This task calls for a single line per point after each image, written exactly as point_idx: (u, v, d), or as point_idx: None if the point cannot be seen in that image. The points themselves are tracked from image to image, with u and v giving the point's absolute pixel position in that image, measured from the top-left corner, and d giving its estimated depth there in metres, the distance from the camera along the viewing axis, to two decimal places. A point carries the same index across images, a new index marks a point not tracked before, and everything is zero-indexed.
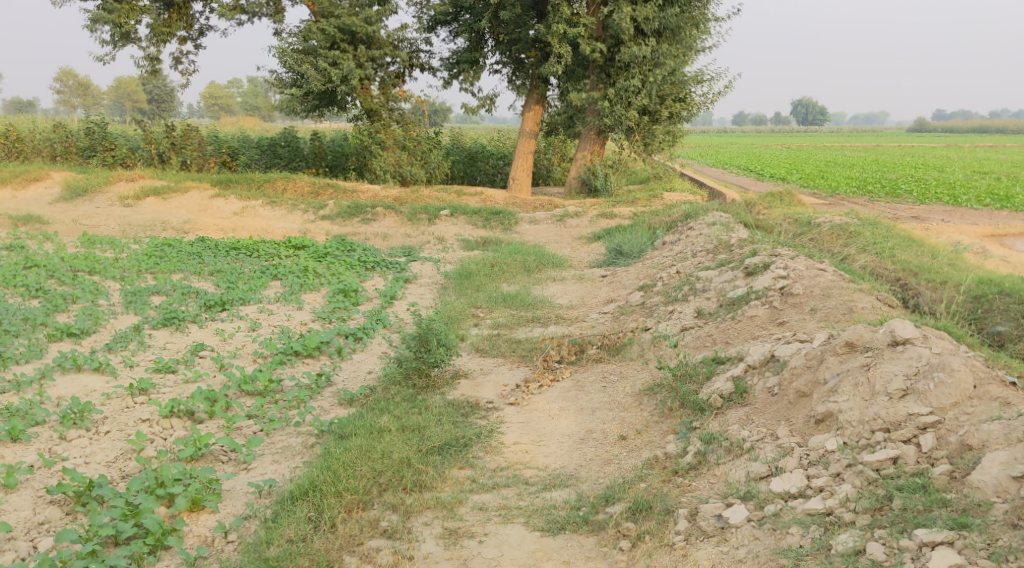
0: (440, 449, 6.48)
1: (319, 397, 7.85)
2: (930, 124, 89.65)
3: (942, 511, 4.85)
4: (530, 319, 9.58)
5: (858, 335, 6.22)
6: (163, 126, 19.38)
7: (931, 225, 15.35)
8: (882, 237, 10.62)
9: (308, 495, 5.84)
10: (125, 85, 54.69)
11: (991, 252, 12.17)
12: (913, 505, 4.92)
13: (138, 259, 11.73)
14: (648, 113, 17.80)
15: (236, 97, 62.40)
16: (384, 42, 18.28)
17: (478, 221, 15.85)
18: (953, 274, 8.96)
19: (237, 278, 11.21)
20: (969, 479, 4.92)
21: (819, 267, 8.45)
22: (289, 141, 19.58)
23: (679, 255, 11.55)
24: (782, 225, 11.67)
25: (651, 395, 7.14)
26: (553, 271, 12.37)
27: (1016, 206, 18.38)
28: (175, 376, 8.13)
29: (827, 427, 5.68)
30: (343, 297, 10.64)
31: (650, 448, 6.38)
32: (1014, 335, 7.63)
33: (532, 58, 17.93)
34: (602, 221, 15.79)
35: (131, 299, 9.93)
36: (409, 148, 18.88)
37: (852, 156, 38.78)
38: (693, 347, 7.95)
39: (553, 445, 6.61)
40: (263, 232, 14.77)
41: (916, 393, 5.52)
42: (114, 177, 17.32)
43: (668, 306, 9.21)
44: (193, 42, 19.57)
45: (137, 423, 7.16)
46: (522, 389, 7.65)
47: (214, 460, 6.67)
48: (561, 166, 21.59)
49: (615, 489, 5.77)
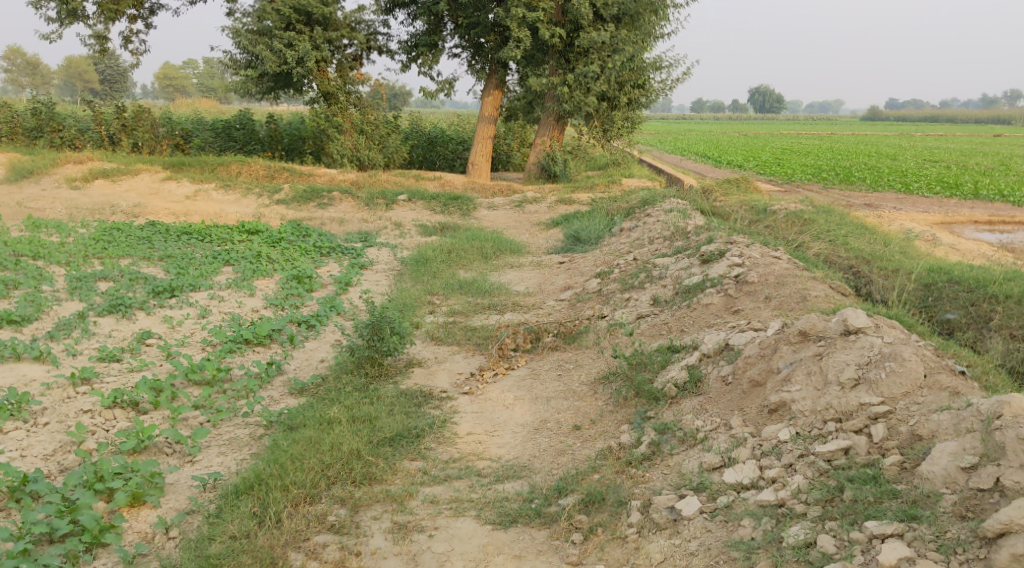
0: (391, 440, 6.36)
1: (268, 387, 7.67)
2: (884, 113, 90.97)
3: (892, 502, 4.84)
4: (486, 306, 9.47)
5: (811, 324, 6.20)
6: (114, 107, 18.90)
7: (883, 212, 15.51)
8: (836, 224, 10.67)
9: (254, 488, 5.69)
10: (76, 64, 53.49)
11: (941, 240, 12.34)
12: (863, 496, 4.91)
13: (85, 244, 11.40)
14: (608, 99, 17.74)
15: (191, 77, 61.29)
16: (341, 24, 17.95)
17: (436, 206, 15.68)
18: (905, 262, 9.02)
19: (188, 264, 10.94)
20: (919, 470, 4.91)
21: (774, 256, 8.47)
22: (244, 124, 19.22)
23: (636, 242, 11.51)
24: (739, 212, 11.69)
25: (606, 384, 7.09)
26: (511, 257, 12.28)
27: (966, 194, 18.68)
28: (120, 365, 7.89)
29: (780, 417, 5.66)
30: (297, 283, 10.44)
31: (604, 438, 6.32)
32: (963, 324, 7.71)
33: (491, 42, 17.70)
34: (561, 207, 15.70)
35: (76, 285, 9.63)
36: (366, 132, 18.58)
37: (807, 144, 39.16)
38: (649, 335, 7.91)
39: (507, 435, 6.52)
40: (216, 217, 14.46)
41: (868, 382, 5.51)
42: (61, 160, 16.87)
43: (624, 293, 9.15)
44: (143, 21, 19.09)
45: (78, 414, 6.94)
46: (477, 378, 7.55)
47: (158, 452, 6.48)
48: (521, 151, 21.47)
49: (568, 480, 5.70)
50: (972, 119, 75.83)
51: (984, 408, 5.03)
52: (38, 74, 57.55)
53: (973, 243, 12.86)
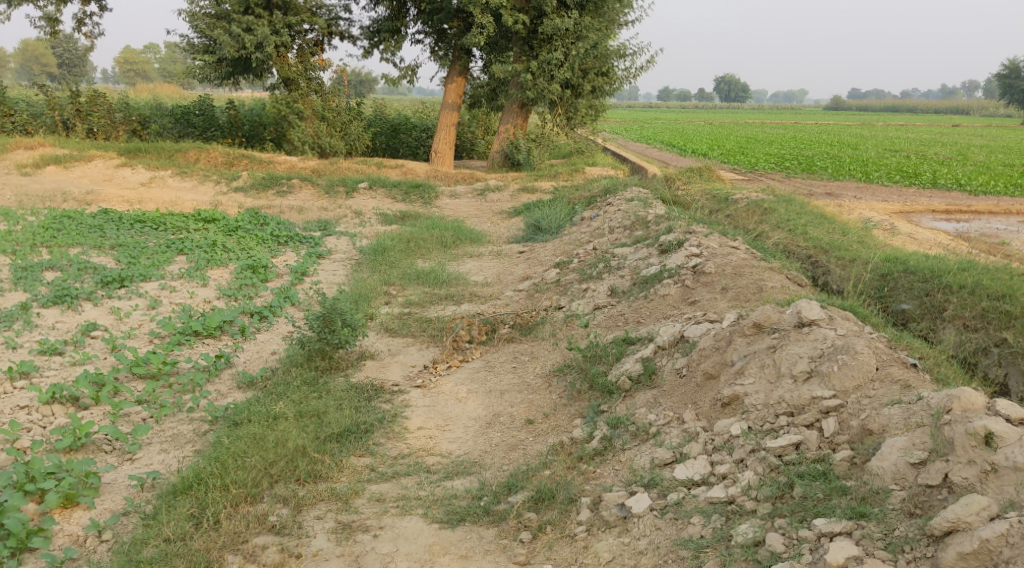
0: (339, 436, 6.18)
1: (216, 380, 7.42)
2: (846, 103, 91.81)
3: (841, 500, 4.78)
4: (443, 297, 9.29)
5: (765, 316, 6.11)
6: (68, 91, 18.41)
7: (843, 201, 15.54)
8: (796, 214, 10.64)
9: (193, 488, 5.53)
10: (34, 48, 52.60)
11: (899, 229, 12.39)
12: (813, 494, 4.85)
13: (33, 232, 11.04)
14: (571, 87, 17.59)
15: (153, 62, 60.28)
16: (301, 9, 17.56)
17: (397, 194, 15.45)
18: (862, 252, 9.00)
19: (139, 253, 10.64)
20: (869, 466, 4.85)
21: (732, 246, 8.42)
22: (204, 110, 18.73)
23: (597, 231, 11.39)
24: (700, 201, 11.64)
25: (560, 376, 6.97)
26: (471, 246, 12.11)
27: (924, 183, 18.85)
28: (61, 359, 7.61)
29: (733, 410, 5.57)
30: (251, 273, 10.20)
31: (556, 432, 6.20)
32: (917, 314, 7.71)
33: (455, 28, 17.47)
34: (523, 195, 15.54)
35: (21, 275, 9.30)
36: (329, 119, 18.29)
37: (771, 134, 39.43)
38: (605, 326, 7.81)
39: (458, 430, 6.38)
40: (172, 204, 14.10)
41: (820, 375, 5.44)
42: (12, 146, 16.41)
43: (583, 284, 9.02)
44: (98, 3, 18.60)
45: (15, 410, 6.69)
46: (430, 371, 7.39)
47: (97, 450, 6.27)
48: (484, 139, 21.27)
49: (518, 477, 5.58)
50: (932, 109, 76.82)
51: (934, 402, 4.97)
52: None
53: (930, 233, 12.93)
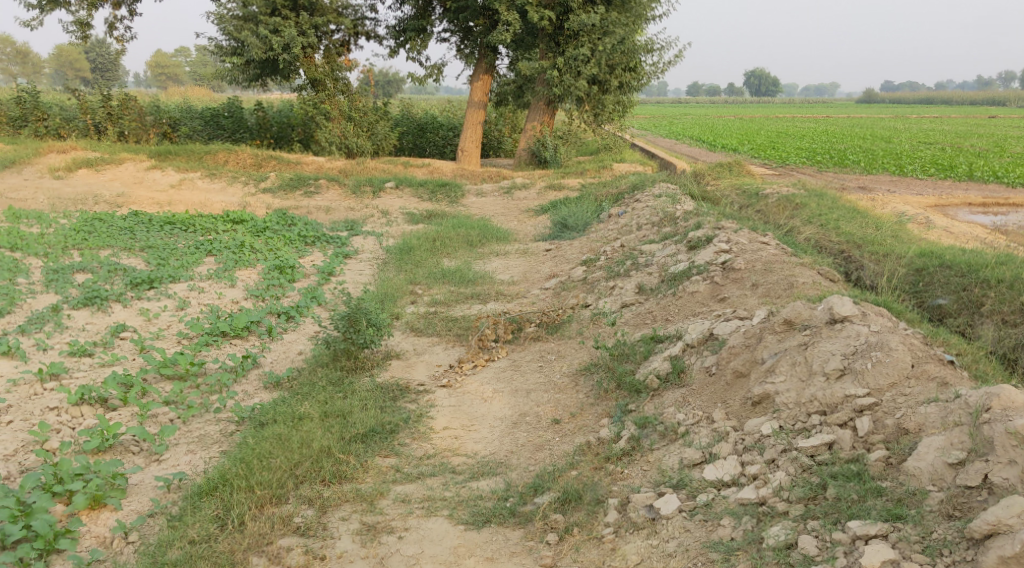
0: (364, 436, 6.14)
1: (242, 381, 7.42)
2: (879, 96, 90.57)
3: (877, 501, 4.64)
4: (469, 295, 9.24)
5: (796, 313, 5.98)
6: (99, 95, 18.58)
7: (877, 195, 15.29)
8: (828, 208, 10.46)
9: (218, 489, 5.52)
10: (67, 54, 53.50)
11: (935, 223, 12.18)
12: (847, 495, 4.72)
13: (65, 234, 11.13)
14: (598, 83, 17.53)
15: (184, 66, 60.82)
16: (328, 9, 17.56)
17: (424, 193, 15.41)
18: (896, 246, 8.81)
19: (169, 254, 10.68)
20: (905, 467, 4.71)
21: (762, 241, 8.29)
22: (233, 112, 18.88)
23: (625, 227, 11.28)
24: (730, 197, 11.49)
25: (587, 375, 6.88)
26: (498, 245, 12.04)
27: (960, 175, 18.52)
28: (91, 360, 7.64)
29: (763, 409, 5.46)
30: (279, 274, 10.20)
31: (583, 432, 6.11)
32: (955, 310, 7.52)
33: (481, 26, 17.39)
34: (550, 193, 15.44)
35: (53, 277, 9.36)
36: (355, 119, 18.32)
37: (803, 128, 39.03)
38: (633, 324, 7.71)
39: (484, 430, 6.32)
40: (201, 205, 14.17)
41: (853, 373, 5.31)
42: (45, 149, 16.58)
43: (610, 281, 8.92)
44: (128, 8, 18.75)
45: (44, 412, 6.72)
46: (455, 370, 7.33)
47: (124, 451, 6.28)
48: (511, 137, 21.21)
49: (544, 477, 5.51)
50: (968, 100, 75.74)
51: (973, 400, 4.83)
52: (29, 62, 57.54)
53: (966, 226, 12.69)
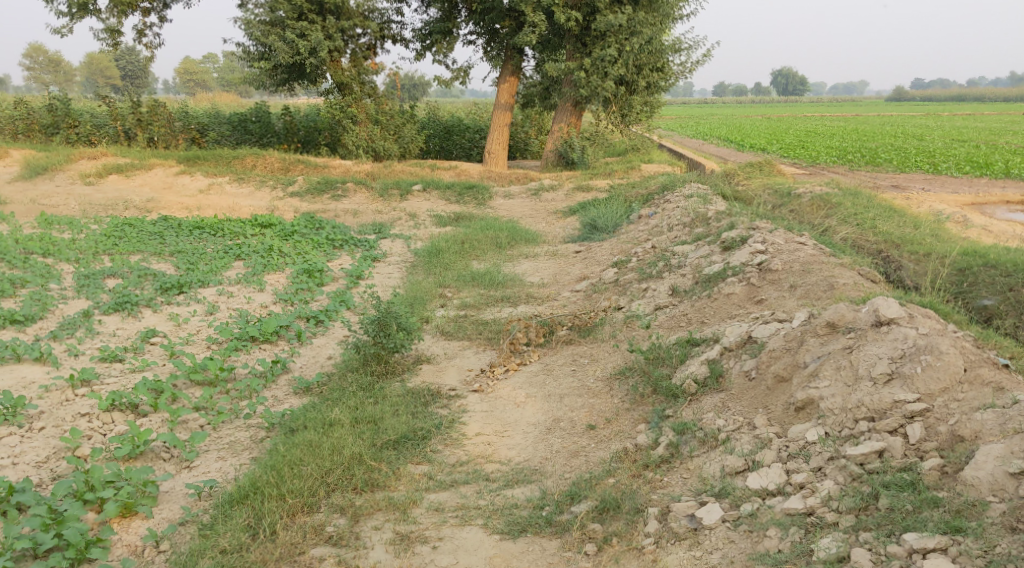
0: (395, 443, 6.05)
1: (272, 387, 7.36)
2: (908, 94, 89.33)
3: (933, 512, 4.48)
4: (499, 298, 9.11)
5: (840, 315, 5.81)
6: (129, 101, 18.67)
7: (912, 194, 15.01)
8: (864, 207, 10.23)
9: (249, 498, 5.44)
10: (97, 61, 54.16)
11: (973, 221, 11.90)
12: (901, 505, 4.56)
13: (96, 240, 11.15)
14: (626, 84, 17.44)
15: (211, 72, 61.32)
16: (354, 13, 17.53)
17: (451, 196, 15.33)
18: (937, 246, 8.61)
19: (198, 259, 10.66)
20: (962, 476, 4.55)
21: (799, 241, 8.10)
22: (260, 117, 18.92)
23: (656, 229, 11.11)
24: (762, 196, 11.27)
25: (622, 379, 6.73)
26: (526, 247, 11.91)
27: (996, 173, 18.15)
28: (122, 366, 7.61)
29: (808, 415, 5.29)
30: (307, 278, 10.13)
31: (620, 439, 5.97)
32: (1002, 310, 7.30)
33: (507, 28, 17.26)
34: (578, 194, 15.30)
35: (84, 283, 9.34)
36: (382, 122, 18.31)
37: (832, 127, 38.58)
38: (667, 327, 7.55)
39: (518, 436, 6.19)
40: (230, 210, 14.15)
41: (902, 378, 5.13)
42: (76, 156, 16.67)
43: (642, 283, 8.77)
44: (157, 14, 18.84)
45: (75, 418, 6.68)
46: (487, 375, 7.20)
47: (155, 457, 6.22)
48: (538, 139, 21.08)
49: (581, 485, 5.38)
50: (1000, 97, 74.54)
51: None
52: (61, 70, 58.31)
53: (1004, 224, 12.40)
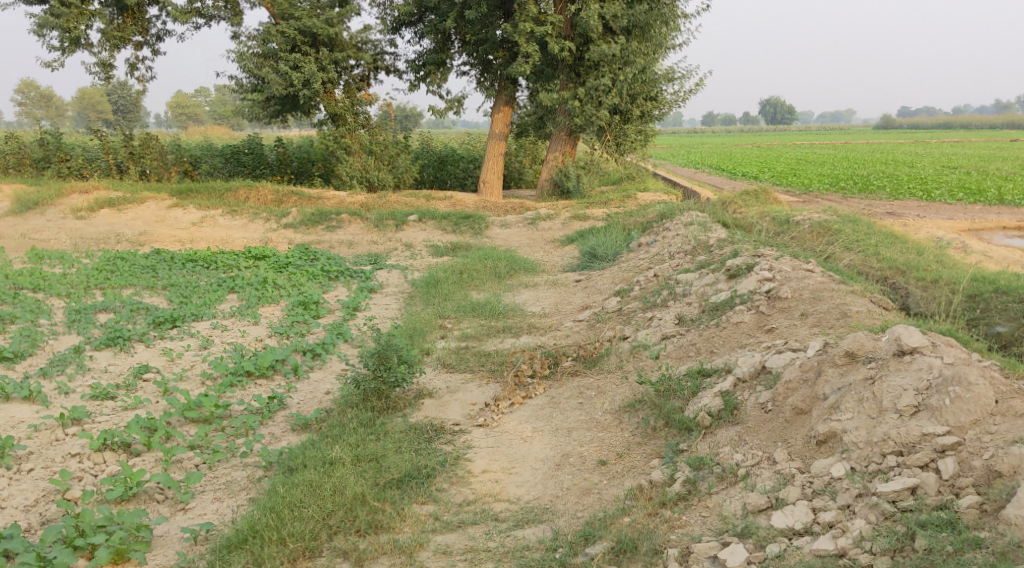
0: (400, 481, 5.84)
1: (269, 423, 7.12)
2: (896, 122, 89.89)
3: (976, 553, 4.45)
4: (501, 329, 8.91)
5: (859, 344, 5.72)
6: (121, 134, 18.51)
7: (908, 220, 14.91)
8: (865, 233, 10.09)
9: (248, 542, 5.27)
10: (89, 94, 54.19)
11: (972, 247, 11.77)
12: (941, 546, 4.52)
13: (87, 274, 10.92)
14: (620, 113, 17.27)
15: (203, 105, 61.32)
16: (347, 45, 17.48)
17: (448, 226, 15.17)
18: (943, 272, 8.46)
19: (191, 292, 10.46)
20: (1004, 515, 4.51)
21: (806, 268, 7.93)
22: (253, 148, 18.74)
23: (656, 257, 10.93)
24: (761, 223, 11.09)
25: (631, 412, 6.53)
26: (526, 276, 11.72)
27: (990, 199, 18.08)
28: (114, 403, 7.36)
29: (830, 449, 5.23)
30: (303, 310, 9.91)
31: (633, 474, 5.77)
32: (1016, 337, 7.15)
33: (500, 58, 17.19)
34: (575, 223, 15.16)
35: (75, 318, 9.12)
36: (376, 153, 18.17)
37: (822, 154, 38.62)
38: (676, 356, 7.35)
39: (526, 472, 5.98)
40: (223, 243, 13.94)
41: (930, 410, 5.09)
42: (67, 190, 16.45)
43: (647, 312, 8.60)
44: (149, 48, 18.79)
45: (66, 459, 6.45)
46: (491, 409, 6.98)
47: (148, 499, 6.00)
48: (532, 168, 20.99)
49: (595, 526, 5.24)
50: (987, 124, 75.05)
51: None
52: (51, 105, 58.29)
53: (1004, 250, 12.27)
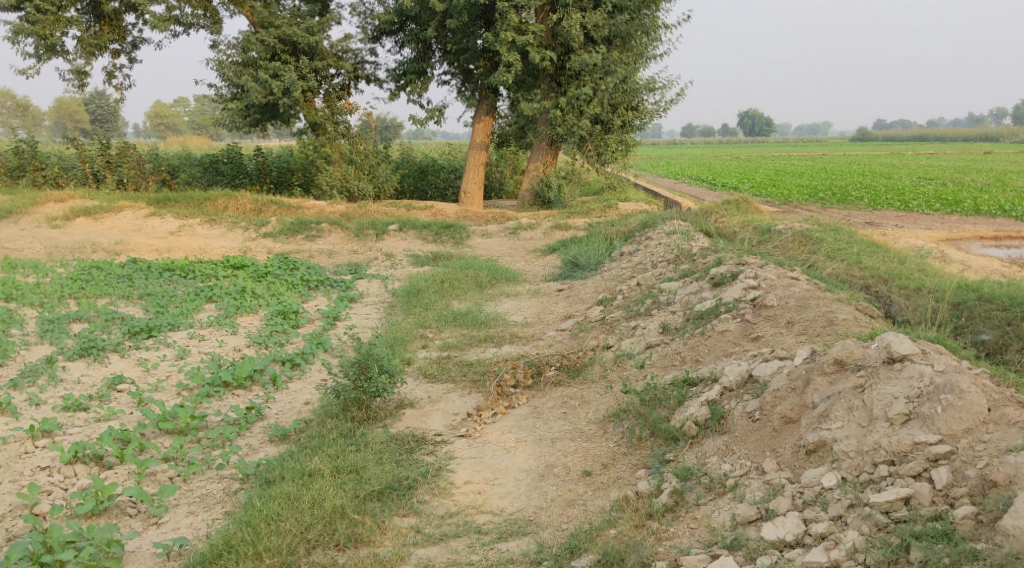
0: (380, 493, 5.69)
1: (246, 435, 6.95)
2: (872, 134, 90.58)
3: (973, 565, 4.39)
4: (482, 338, 8.78)
5: (847, 351, 5.64)
6: (98, 143, 18.26)
7: (887, 230, 14.91)
8: (847, 243, 10.04)
9: (223, 558, 5.14)
10: (66, 104, 53.79)
11: (952, 257, 11.76)
12: (937, 558, 4.46)
13: (62, 284, 10.71)
14: (600, 122, 17.13)
15: (183, 115, 60.92)
16: (327, 53, 17.36)
17: (428, 235, 15.04)
18: (926, 281, 8.41)
19: (168, 301, 10.27)
20: (1000, 526, 4.45)
21: (791, 276, 7.86)
22: (232, 158, 18.47)
23: (639, 265, 10.84)
24: (743, 232, 11.01)
25: (617, 422, 6.41)
26: (507, 286, 11.60)
27: (966, 210, 18.15)
28: (86, 415, 7.18)
29: (821, 459, 5.17)
30: (282, 319, 9.74)
31: (618, 485, 5.66)
32: (1001, 345, 7.11)
33: (481, 68, 17.10)
34: (557, 232, 15.06)
35: (48, 328, 8.91)
36: (356, 162, 18.03)
37: (800, 166, 38.72)
38: (661, 366, 7.26)
39: (509, 484, 5.85)
40: (201, 252, 13.73)
41: (922, 418, 5.03)
42: (42, 199, 16.20)
43: (631, 321, 8.50)
44: (127, 56, 18.58)
45: (35, 472, 6.28)
46: (474, 419, 6.85)
47: (120, 513, 5.84)
48: (513, 178, 20.92)
49: (580, 538, 5.15)
50: (961, 137, 75.89)
51: None
52: (29, 115, 57.76)
53: (983, 260, 12.27)
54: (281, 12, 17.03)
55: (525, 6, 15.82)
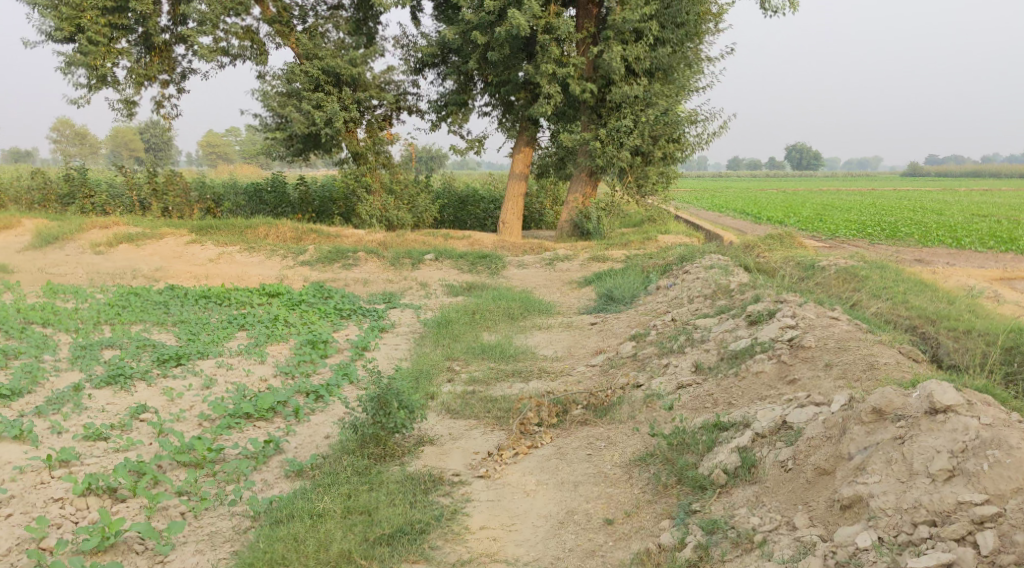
0: (390, 538, 5.48)
1: (263, 469, 6.77)
2: (923, 169, 89.17)
3: None
4: (510, 373, 8.55)
5: (887, 400, 5.28)
6: (145, 171, 18.49)
7: (937, 267, 14.42)
8: (893, 281, 9.64)
9: None
10: (122, 131, 55.13)
11: (1005, 297, 11.28)
12: None
13: (99, 309, 10.71)
14: (641, 154, 16.84)
15: (234, 145, 62.03)
16: (370, 85, 17.39)
17: (464, 265, 14.90)
18: (976, 323, 8.00)
19: (200, 329, 10.20)
20: None
21: (831, 316, 7.52)
22: (275, 187, 18.45)
23: (676, 300, 10.55)
24: (785, 267, 10.66)
25: (642, 466, 6.11)
26: (540, 318, 11.36)
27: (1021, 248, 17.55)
28: (106, 445, 7.06)
29: (856, 515, 4.85)
30: (311, 349, 9.60)
31: (640, 536, 5.39)
32: None
33: (521, 100, 16.99)
34: (594, 264, 14.82)
35: (79, 354, 8.86)
36: (395, 192, 17.97)
37: (848, 200, 38.14)
38: (692, 408, 6.91)
39: (527, 530, 5.59)
40: (238, 279, 13.74)
41: (966, 475, 4.71)
42: (88, 225, 16.40)
43: (663, 358, 8.21)
44: (175, 86, 18.86)
45: (47, 503, 6.14)
46: (494, 459, 6.59)
47: (127, 550, 5.70)
48: (553, 209, 20.70)
49: None
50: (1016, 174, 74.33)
51: None
52: (87, 142, 59.24)
53: None
54: (326, 44, 17.15)
55: (566, 39, 15.69)
